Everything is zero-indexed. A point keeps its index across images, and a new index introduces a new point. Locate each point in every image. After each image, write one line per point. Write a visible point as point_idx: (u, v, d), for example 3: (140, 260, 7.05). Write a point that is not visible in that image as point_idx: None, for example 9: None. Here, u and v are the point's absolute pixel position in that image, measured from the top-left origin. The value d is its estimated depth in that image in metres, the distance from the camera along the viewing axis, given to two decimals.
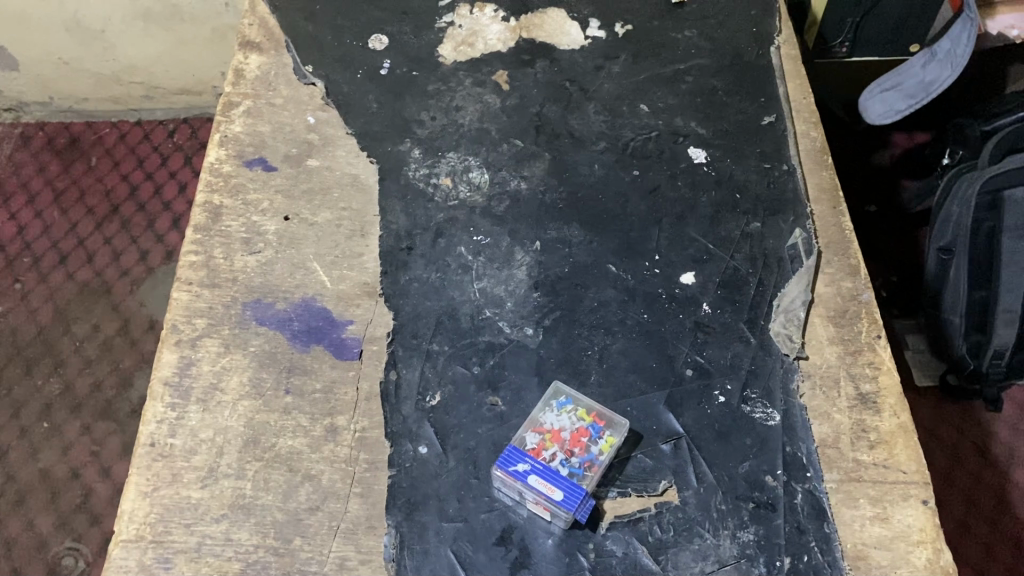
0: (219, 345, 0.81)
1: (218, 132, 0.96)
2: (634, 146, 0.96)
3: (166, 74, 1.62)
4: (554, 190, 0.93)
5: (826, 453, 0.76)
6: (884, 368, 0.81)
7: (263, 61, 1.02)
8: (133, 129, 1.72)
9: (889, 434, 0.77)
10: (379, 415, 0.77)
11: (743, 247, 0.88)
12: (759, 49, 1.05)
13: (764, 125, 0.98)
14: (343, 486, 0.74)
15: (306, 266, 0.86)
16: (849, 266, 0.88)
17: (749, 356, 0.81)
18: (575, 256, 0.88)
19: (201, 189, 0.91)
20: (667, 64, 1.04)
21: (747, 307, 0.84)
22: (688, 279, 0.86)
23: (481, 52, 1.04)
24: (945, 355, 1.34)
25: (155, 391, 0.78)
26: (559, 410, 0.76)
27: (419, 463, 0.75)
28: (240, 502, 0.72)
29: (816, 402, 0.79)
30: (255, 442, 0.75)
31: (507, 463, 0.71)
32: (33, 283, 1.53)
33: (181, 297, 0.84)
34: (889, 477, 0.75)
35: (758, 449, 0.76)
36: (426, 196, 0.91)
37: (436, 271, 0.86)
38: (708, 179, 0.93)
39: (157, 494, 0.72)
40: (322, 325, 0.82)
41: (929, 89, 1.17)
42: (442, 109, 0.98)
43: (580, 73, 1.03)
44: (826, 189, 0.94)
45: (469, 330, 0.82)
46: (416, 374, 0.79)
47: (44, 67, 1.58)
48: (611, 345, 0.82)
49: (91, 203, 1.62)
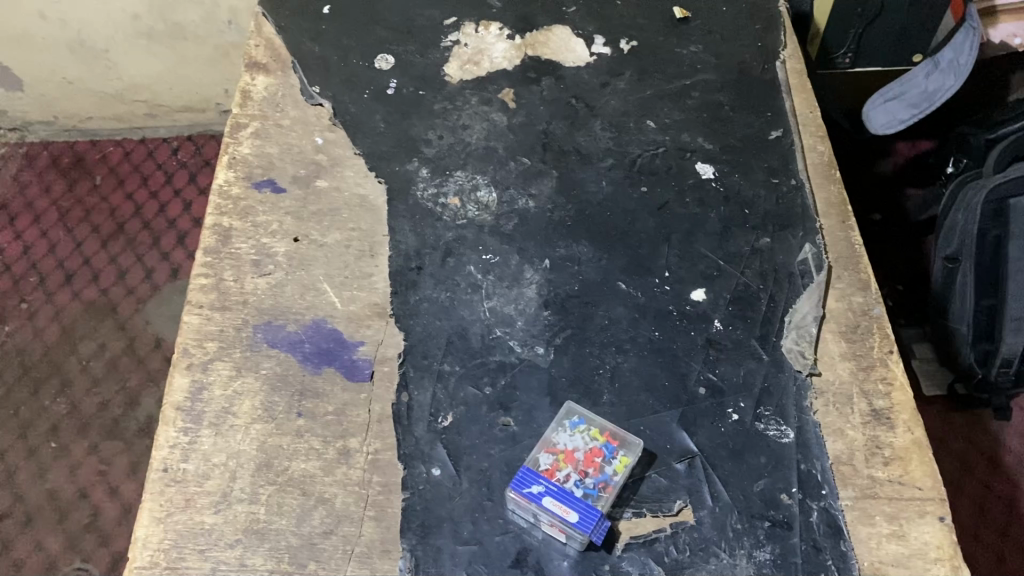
0: (231, 368, 0.81)
1: (227, 154, 0.96)
2: (641, 163, 0.96)
3: (170, 91, 1.62)
4: (563, 207, 0.93)
5: (841, 470, 0.76)
6: (898, 384, 0.80)
7: (270, 82, 1.02)
8: (137, 147, 1.72)
9: (904, 450, 0.77)
10: (391, 436, 0.77)
11: (753, 263, 0.88)
12: (765, 64, 1.06)
13: (771, 140, 0.98)
14: (357, 509, 0.73)
15: (316, 287, 0.86)
16: (860, 280, 0.87)
17: (762, 373, 0.81)
18: (585, 273, 0.88)
19: (211, 212, 0.91)
20: (672, 79, 1.04)
21: (759, 323, 0.84)
22: (699, 295, 0.86)
23: (487, 70, 1.04)
24: (952, 365, 1.34)
25: (167, 416, 0.78)
26: (572, 430, 0.76)
27: (433, 485, 0.74)
28: (254, 526, 0.72)
29: (829, 419, 0.78)
30: (269, 466, 0.75)
31: (521, 485, 0.71)
32: (39, 303, 1.53)
33: (192, 321, 0.84)
34: (904, 493, 0.74)
35: (773, 467, 0.75)
36: (434, 215, 0.91)
37: (446, 290, 0.86)
38: (716, 194, 0.93)
39: (170, 520, 0.72)
40: (333, 346, 0.82)
41: (932, 98, 1.17)
42: (449, 128, 0.99)
43: (586, 90, 1.03)
44: (836, 204, 0.94)
45: (480, 350, 0.82)
46: (427, 395, 0.79)
47: (48, 86, 1.59)
48: (623, 363, 0.82)
49: (96, 221, 1.63)
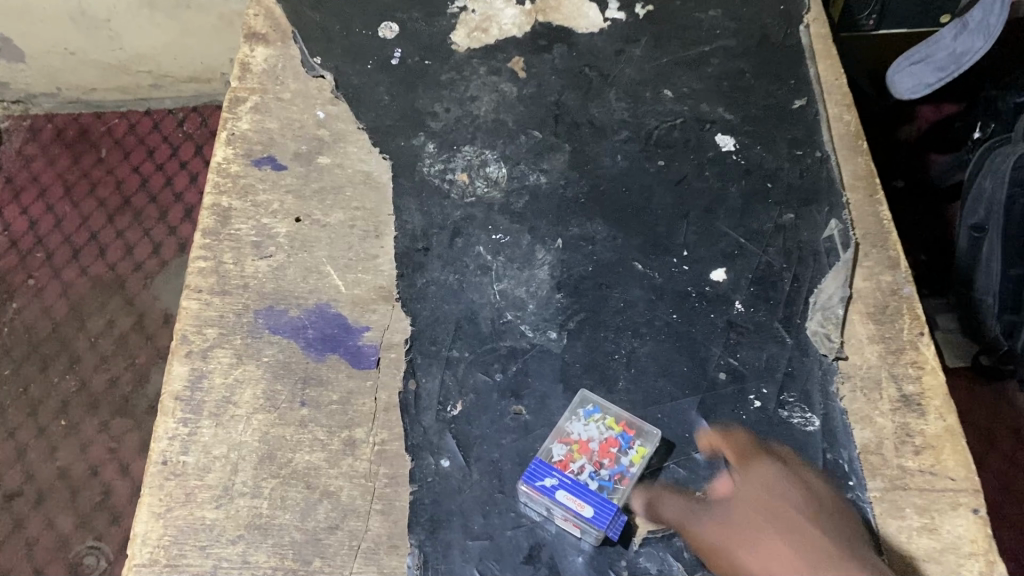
0: (231, 356, 0.77)
1: (225, 130, 0.92)
2: (658, 135, 0.92)
3: (174, 62, 1.58)
4: (576, 183, 0.89)
5: (869, 460, 0.72)
6: (929, 368, 0.76)
7: (269, 53, 0.98)
8: (142, 119, 1.69)
9: (935, 439, 0.73)
10: (399, 426, 0.74)
11: (777, 240, 0.84)
12: (788, 29, 1.00)
13: (794, 110, 0.93)
14: (363, 503, 0.71)
15: (319, 270, 0.82)
16: (888, 258, 0.83)
17: (786, 357, 0.77)
18: (598, 253, 0.84)
19: (209, 191, 0.88)
20: (690, 46, 0.99)
21: (782, 305, 0.80)
22: (719, 276, 0.82)
23: (496, 38, 1.00)
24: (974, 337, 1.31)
25: (166, 406, 0.75)
26: (586, 419, 0.72)
27: (442, 478, 0.71)
28: (257, 522, 0.69)
29: (857, 406, 0.75)
30: (272, 458, 0.72)
31: (533, 477, 0.68)
32: (46, 279, 1.50)
33: (190, 306, 0.80)
34: (936, 485, 0.71)
35: (782, 458, 0.70)
36: (441, 193, 0.87)
37: (454, 273, 0.83)
38: (737, 168, 0.89)
39: (170, 515, 0.70)
40: (338, 332, 0.79)
41: (959, 60, 1.11)
42: (456, 100, 0.94)
43: (600, 58, 0.98)
44: (863, 176, 0.89)
45: (490, 336, 0.79)
46: (435, 383, 0.76)
47: (50, 58, 1.54)
48: (640, 347, 0.78)
49: (102, 195, 1.59)
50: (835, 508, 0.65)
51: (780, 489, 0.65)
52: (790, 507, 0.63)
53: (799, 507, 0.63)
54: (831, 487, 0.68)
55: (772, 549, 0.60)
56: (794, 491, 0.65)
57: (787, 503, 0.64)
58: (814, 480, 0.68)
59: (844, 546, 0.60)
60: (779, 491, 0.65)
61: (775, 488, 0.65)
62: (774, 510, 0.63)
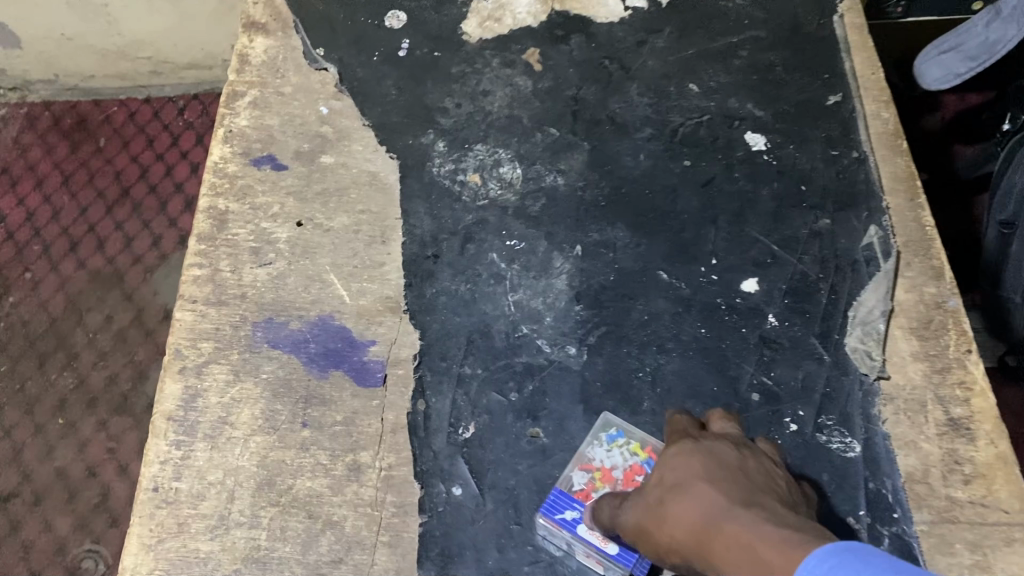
0: (228, 372, 0.72)
1: (222, 127, 0.87)
2: (683, 133, 0.86)
3: (174, 48, 1.48)
4: (596, 185, 0.83)
5: (915, 490, 0.67)
6: (978, 390, 0.71)
7: (269, 44, 0.92)
8: (141, 107, 1.58)
9: (986, 467, 0.67)
10: (406, 450, 0.69)
11: (812, 248, 0.78)
12: (821, 19, 0.94)
13: (829, 106, 0.87)
14: (369, 534, 0.66)
15: (322, 279, 0.77)
16: (932, 268, 0.77)
17: (824, 377, 0.72)
18: (620, 261, 0.78)
19: (205, 193, 0.82)
20: (717, 37, 0.93)
21: (819, 318, 0.74)
22: (751, 286, 0.76)
23: (510, 28, 0.94)
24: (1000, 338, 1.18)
25: (158, 427, 0.70)
26: (609, 445, 0.67)
27: (453, 507, 0.67)
28: (255, 555, 0.65)
29: (900, 430, 0.69)
30: (270, 484, 0.67)
31: (552, 509, 0.64)
32: (43, 272, 1.41)
33: (185, 318, 0.75)
34: (989, 518, 0.65)
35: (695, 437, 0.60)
36: (452, 195, 0.82)
37: (466, 282, 0.77)
38: (769, 169, 0.83)
39: (162, 547, 0.65)
40: (341, 347, 0.74)
41: (993, 50, 1.03)
42: (468, 94, 0.89)
43: (621, 49, 0.92)
44: (903, 179, 0.82)
45: (504, 351, 0.74)
46: (446, 403, 0.71)
47: (47, 43, 1.46)
48: (665, 365, 0.73)
49: (100, 185, 1.49)
50: (744, 465, 0.55)
51: (677, 459, 0.56)
52: (689, 471, 0.54)
53: (695, 469, 0.54)
54: (746, 452, 0.57)
55: (675, 523, 0.52)
56: (697, 461, 0.55)
57: (688, 476, 0.54)
58: (725, 447, 0.57)
59: (746, 497, 0.50)
60: (675, 461, 0.56)
61: (672, 459, 0.56)
62: (679, 487, 0.53)
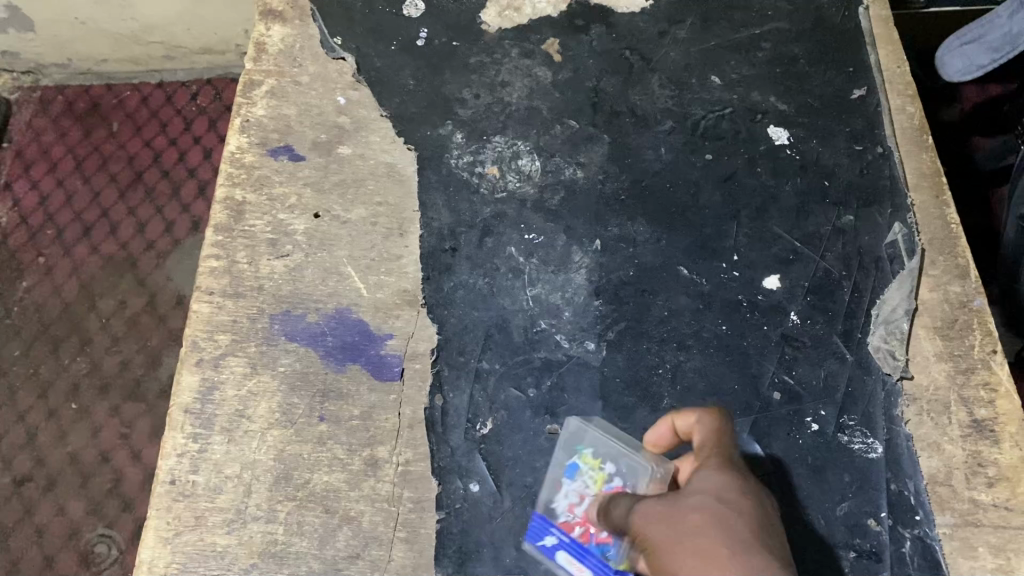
0: (245, 365, 0.72)
1: (239, 115, 0.86)
2: (705, 126, 0.85)
3: (187, 33, 1.46)
4: (616, 178, 0.82)
5: (937, 492, 0.66)
6: (1003, 391, 0.70)
7: (286, 32, 0.91)
8: (154, 92, 1.57)
9: (1011, 470, 0.66)
10: (424, 446, 0.69)
11: (835, 245, 0.77)
12: (845, 10, 0.92)
13: (853, 100, 0.86)
14: (386, 530, 0.65)
15: (339, 271, 0.77)
16: (957, 267, 0.76)
17: (846, 376, 0.71)
18: (640, 256, 0.77)
19: (222, 183, 0.82)
20: (740, 28, 0.92)
21: (842, 317, 0.74)
22: (772, 283, 0.75)
23: (530, 18, 0.92)
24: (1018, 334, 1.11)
25: (175, 419, 0.70)
26: (577, 468, 0.64)
27: (471, 505, 0.66)
28: (272, 549, 0.64)
29: (923, 431, 0.69)
30: (287, 479, 0.67)
31: (534, 536, 0.64)
32: (57, 257, 1.41)
33: (201, 309, 0.75)
34: (1012, 522, 0.64)
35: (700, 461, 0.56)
36: (470, 187, 0.81)
37: (485, 276, 0.76)
38: (792, 163, 0.82)
39: (178, 540, 0.65)
40: (358, 341, 0.73)
41: (1015, 42, 0.97)
42: (487, 85, 0.88)
43: (642, 40, 0.91)
44: (928, 174, 0.81)
45: (523, 346, 0.73)
46: (464, 399, 0.71)
47: (59, 28, 1.44)
48: (686, 362, 0.72)
49: (113, 170, 1.49)
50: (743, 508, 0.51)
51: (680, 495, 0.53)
52: (700, 493, 0.52)
53: (690, 510, 0.51)
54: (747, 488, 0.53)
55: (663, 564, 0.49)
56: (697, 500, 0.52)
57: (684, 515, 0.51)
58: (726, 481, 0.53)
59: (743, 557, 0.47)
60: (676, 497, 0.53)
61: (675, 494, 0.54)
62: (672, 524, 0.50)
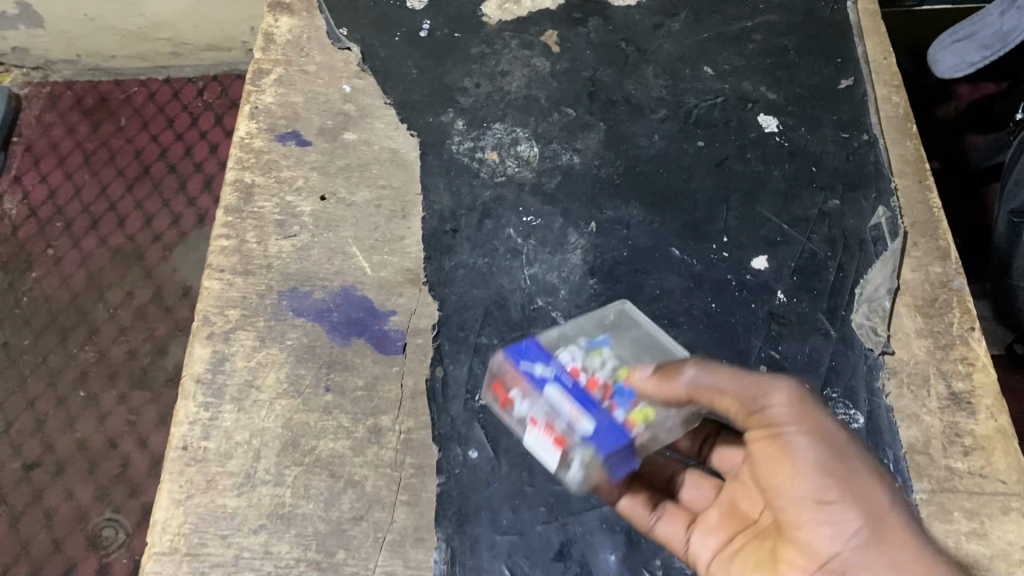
0: (255, 338, 0.75)
1: (249, 103, 0.89)
2: (697, 114, 0.88)
3: (193, 29, 1.50)
4: (611, 163, 0.85)
5: (916, 460, 0.69)
6: (980, 365, 0.73)
7: (294, 23, 0.95)
8: (162, 88, 1.61)
9: (986, 439, 0.70)
10: (425, 415, 0.72)
11: (821, 227, 0.80)
12: (833, 5, 0.96)
13: (840, 90, 0.89)
14: (389, 493, 0.68)
15: (344, 251, 0.80)
16: (938, 249, 0.79)
17: (830, 351, 0.74)
18: (634, 238, 0.81)
19: (232, 166, 0.85)
20: (732, 21, 0.95)
21: (827, 295, 0.77)
22: (760, 263, 0.79)
23: (529, 10, 0.96)
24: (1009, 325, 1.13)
25: (187, 389, 0.73)
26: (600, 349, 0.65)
27: (469, 470, 0.70)
28: (279, 511, 0.67)
29: (903, 403, 0.72)
30: (294, 445, 0.70)
31: (535, 360, 0.61)
32: (65, 249, 1.44)
33: (212, 286, 0.78)
34: (986, 488, 0.67)
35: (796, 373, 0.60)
36: (471, 171, 0.84)
37: (484, 256, 0.80)
38: (781, 150, 0.85)
39: (190, 502, 0.68)
40: (362, 316, 0.76)
41: (1006, 40, 1.00)
42: (487, 75, 0.91)
43: (637, 32, 0.94)
44: (911, 161, 0.85)
45: (520, 322, 0.76)
46: (464, 370, 0.74)
47: (69, 24, 1.48)
48: (676, 337, 0.75)
49: (121, 164, 1.52)
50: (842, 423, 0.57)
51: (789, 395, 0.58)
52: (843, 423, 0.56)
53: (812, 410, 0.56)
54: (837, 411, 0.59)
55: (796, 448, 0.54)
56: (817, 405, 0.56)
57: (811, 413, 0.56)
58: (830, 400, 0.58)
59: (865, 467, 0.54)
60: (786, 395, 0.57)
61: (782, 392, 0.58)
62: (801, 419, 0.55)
